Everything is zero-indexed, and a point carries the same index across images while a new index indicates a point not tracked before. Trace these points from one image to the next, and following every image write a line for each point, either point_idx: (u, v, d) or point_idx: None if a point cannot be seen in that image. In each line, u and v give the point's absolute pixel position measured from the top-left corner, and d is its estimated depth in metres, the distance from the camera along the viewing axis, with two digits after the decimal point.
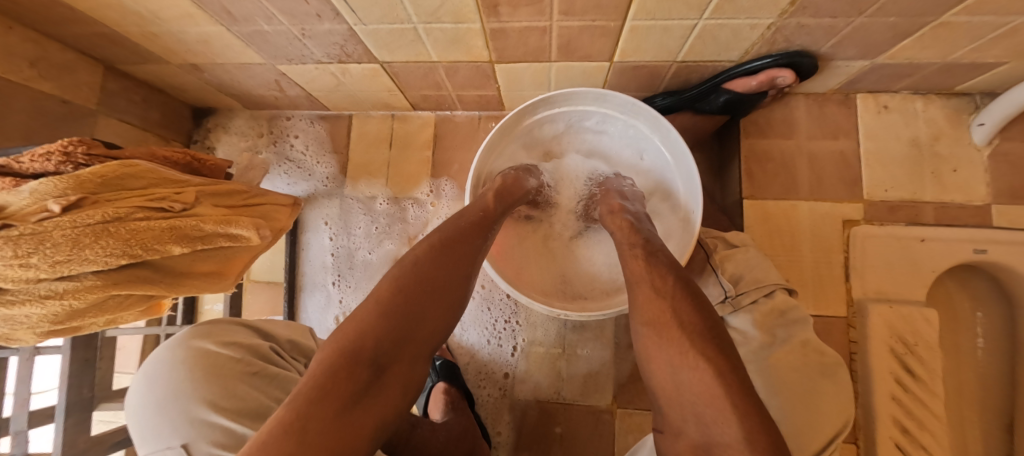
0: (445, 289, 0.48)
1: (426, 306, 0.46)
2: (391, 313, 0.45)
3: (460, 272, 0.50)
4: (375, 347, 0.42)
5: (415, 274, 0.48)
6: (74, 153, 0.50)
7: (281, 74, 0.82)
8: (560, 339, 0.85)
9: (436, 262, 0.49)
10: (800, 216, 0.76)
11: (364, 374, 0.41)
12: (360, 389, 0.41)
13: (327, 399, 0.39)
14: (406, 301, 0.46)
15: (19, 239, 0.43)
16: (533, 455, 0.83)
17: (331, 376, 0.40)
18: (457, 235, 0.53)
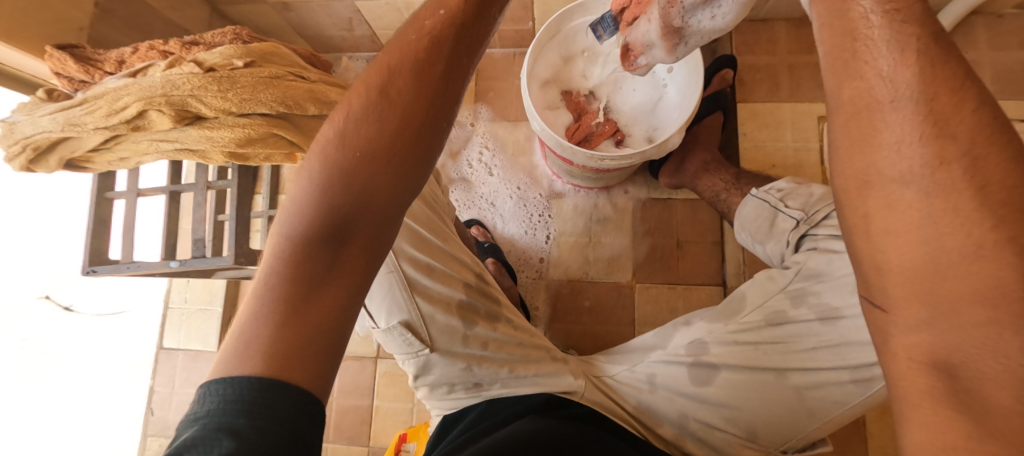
0: (387, 146, 0.40)
1: (370, 171, 0.39)
2: (337, 187, 0.39)
3: (405, 126, 0.40)
4: (322, 227, 0.39)
5: (351, 139, 0.40)
6: (242, 34, 0.68)
7: (356, 12, 1.00)
8: (586, 229, 1.03)
9: (373, 119, 0.40)
10: (784, 115, 0.94)
11: (317, 254, 0.38)
12: (319, 270, 0.38)
13: (288, 284, 0.38)
14: (346, 171, 0.39)
15: (220, 79, 0.60)
16: (566, 323, 1.00)
17: (290, 259, 0.39)
18: (398, 70, 0.41)
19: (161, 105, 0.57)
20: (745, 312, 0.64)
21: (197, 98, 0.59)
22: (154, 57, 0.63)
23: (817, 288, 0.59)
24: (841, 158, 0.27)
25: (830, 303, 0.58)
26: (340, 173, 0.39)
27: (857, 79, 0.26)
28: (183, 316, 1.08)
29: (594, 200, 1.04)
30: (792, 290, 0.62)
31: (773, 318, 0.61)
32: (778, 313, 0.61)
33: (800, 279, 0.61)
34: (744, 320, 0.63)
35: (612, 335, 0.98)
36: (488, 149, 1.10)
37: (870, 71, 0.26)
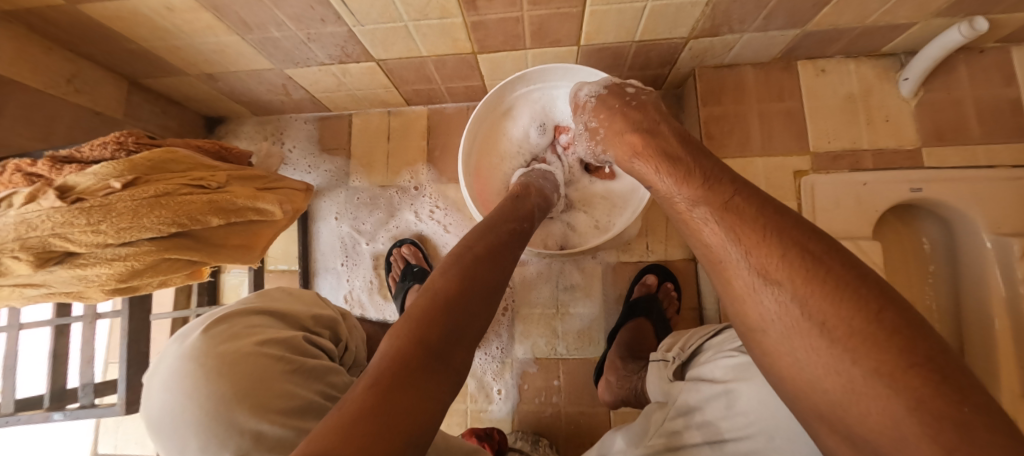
0: (490, 273, 0.50)
1: (482, 292, 0.48)
2: (450, 307, 0.44)
3: (501, 263, 0.53)
4: (441, 329, 0.42)
5: (465, 268, 0.49)
6: (126, 142, 0.59)
7: (288, 78, 0.92)
8: (554, 299, 0.95)
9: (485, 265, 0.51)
10: (756, 170, 0.87)
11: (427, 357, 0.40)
12: (431, 368, 0.39)
13: (395, 382, 0.37)
14: (463, 289, 0.47)
15: (90, 209, 0.51)
16: (535, 406, 0.91)
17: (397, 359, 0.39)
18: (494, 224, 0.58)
19: (14, 251, 0.49)
20: (649, 432, 0.52)
21: (62, 236, 0.50)
22: (17, 183, 0.54)
23: (703, 404, 0.48)
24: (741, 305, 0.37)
25: (715, 420, 0.46)
26: (460, 288, 0.46)
27: (705, 248, 0.40)
28: (119, 417, 0.99)
29: (559, 267, 0.95)
30: (683, 404, 0.50)
31: (673, 441, 0.49)
32: (674, 435, 0.49)
33: (688, 392, 0.50)
34: (649, 444, 0.51)
35: (584, 418, 0.90)
36: (439, 207, 1.05)
37: (714, 250, 0.39)
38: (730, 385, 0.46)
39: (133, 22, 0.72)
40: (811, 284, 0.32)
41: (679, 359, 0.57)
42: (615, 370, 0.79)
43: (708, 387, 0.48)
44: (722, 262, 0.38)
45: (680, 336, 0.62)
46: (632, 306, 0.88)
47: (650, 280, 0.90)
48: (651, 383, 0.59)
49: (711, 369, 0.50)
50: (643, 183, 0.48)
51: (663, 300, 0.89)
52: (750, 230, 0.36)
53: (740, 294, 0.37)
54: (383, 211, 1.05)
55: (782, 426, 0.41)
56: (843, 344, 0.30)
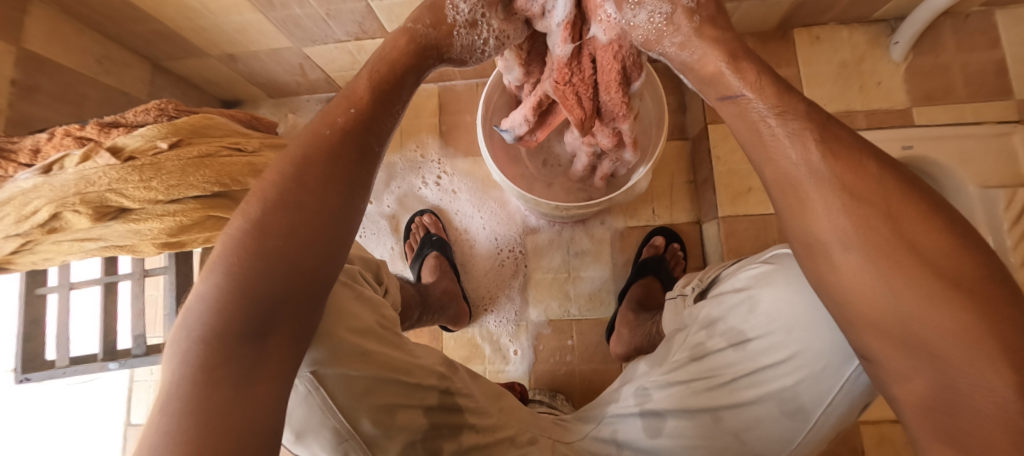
0: (313, 205, 0.35)
1: (296, 232, 0.35)
2: (250, 272, 0.34)
3: (318, 195, 0.35)
4: (241, 299, 0.33)
5: (255, 219, 0.35)
6: (167, 109, 0.63)
7: (305, 57, 0.96)
8: (565, 264, 0.99)
9: (290, 194, 0.35)
10: None
11: (239, 346, 0.33)
12: (236, 367, 0.33)
13: (207, 387, 0.32)
14: (258, 239, 0.34)
15: (142, 167, 0.55)
16: (551, 365, 0.96)
17: (198, 366, 0.32)
18: (307, 145, 0.37)
19: (76, 205, 0.53)
20: (672, 351, 0.58)
21: (117, 192, 0.54)
22: (70, 145, 0.58)
23: (724, 315, 0.52)
24: (790, 222, 0.34)
25: (736, 326, 0.51)
26: (251, 241, 0.34)
27: (777, 163, 0.34)
28: (149, 389, 1.03)
29: (570, 234, 1.00)
30: (704, 317, 0.55)
31: (697, 352, 0.54)
32: (697, 347, 0.54)
33: (707, 308, 0.55)
34: (672, 360, 0.57)
35: (598, 375, 0.94)
36: (446, 173, 1.07)
37: (783, 159, 0.33)
38: (750, 291, 0.50)
39: (163, 2, 0.76)
40: (900, 206, 0.31)
41: (697, 289, 0.61)
42: (628, 323, 0.84)
43: (728, 296, 0.52)
44: (811, 194, 0.32)
45: (700, 274, 0.66)
46: (641, 266, 0.92)
47: (658, 242, 0.94)
48: (669, 317, 0.65)
49: (728, 283, 0.54)
50: (722, 92, 0.37)
51: (670, 260, 0.93)
52: (844, 150, 0.32)
53: (813, 214, 0.32)
54: (398, 182, 1.08)
55: (799, 319, 0.45)
56: (908, 243, 0.30)
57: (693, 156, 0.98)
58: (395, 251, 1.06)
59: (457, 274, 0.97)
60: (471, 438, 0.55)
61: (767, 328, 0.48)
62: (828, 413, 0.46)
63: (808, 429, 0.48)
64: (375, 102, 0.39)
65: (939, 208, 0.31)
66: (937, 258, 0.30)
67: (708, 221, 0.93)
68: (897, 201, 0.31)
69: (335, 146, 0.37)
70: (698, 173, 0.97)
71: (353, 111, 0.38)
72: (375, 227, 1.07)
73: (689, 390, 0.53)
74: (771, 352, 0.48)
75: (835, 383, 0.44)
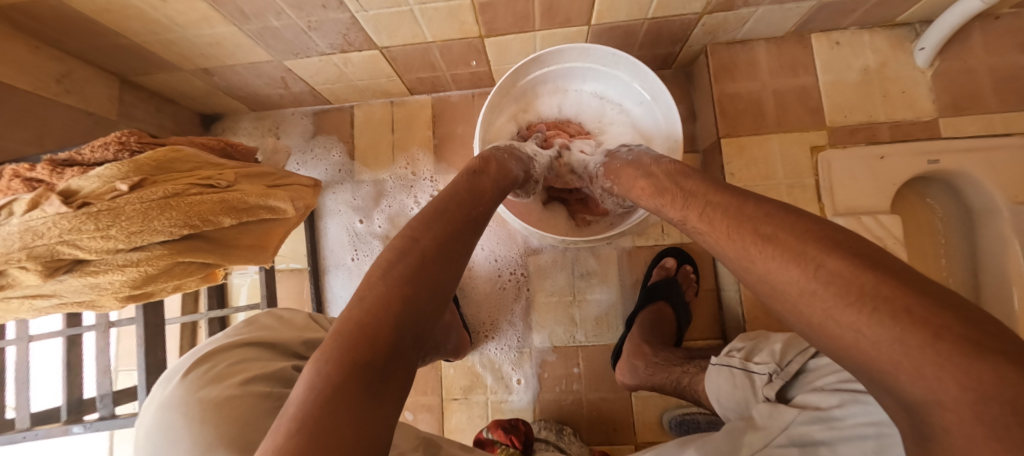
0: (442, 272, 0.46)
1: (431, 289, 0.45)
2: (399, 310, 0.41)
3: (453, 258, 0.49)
4: (387, 329, 0.40)
5: (406, 266, 0.44)
6: (129, 141, 0.56)
7: (287, 70, 0.88)
8: (570, 287, 0.93)
9: (435, 257, 0.47)
10: (773, 147, 0.85)
11: (376, 371, 0.38)
12: (370, 388, 0.37)
13: (343, 406, 0.34)
14: (411, 283, 0.43)
15: (98, 214, 0.49)
16: (557, 395, 0.91)
17: (337, 383, 0.35)
18: (445, 220, 0.50)
19: (22, 261, 0.47)
20: (745, 450, 0.49)
21: (70, 243, 0.48)
22: (18, 189, 0.51)
23: (833, 439, 0.44)
24: (783, 309, 0.38)
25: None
26: (401, 284, 0.42)
27: (751, 268, 0.41)
28: None
29: (574, 254, 0.94)
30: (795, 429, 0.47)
31: None
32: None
33: (805, 420, 0.47)
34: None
35: (607, 405, 0.90)
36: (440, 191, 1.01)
37: (755, 265, 0.40)
38: (882, 425, 0.41)
39: (124, 15, 0.68)
40: (890, 292, 0.31)
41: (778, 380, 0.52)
42: (644, 356, 0.77)
43: (841, 426, 0.44)
44: (768, 272, 0.39)
45: (772, 345, 0.60)
46: (652, 290, 0.86)
47: (669, 264, 0.89)
48: (725, 389, 0.59)
49: (830, 396, 0.47)
50: (690, 229, 0.50)
51: (682, 282, 0.88)
52: (788, 241, 0.38)
53: (797, 299, 0.36)
54: (391, 202, 1.02)
55: None
56: (888, 315, 0.30)
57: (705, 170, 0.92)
58: None
59: (455, 301, 0.91)
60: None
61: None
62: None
63: None
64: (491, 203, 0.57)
65: (908, 288, 0.30)
66: (931, 341, 0.28)
67: None
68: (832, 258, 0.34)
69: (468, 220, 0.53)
70: None
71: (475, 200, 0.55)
72: (368, 250, 1.01)
73: None
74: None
75: None
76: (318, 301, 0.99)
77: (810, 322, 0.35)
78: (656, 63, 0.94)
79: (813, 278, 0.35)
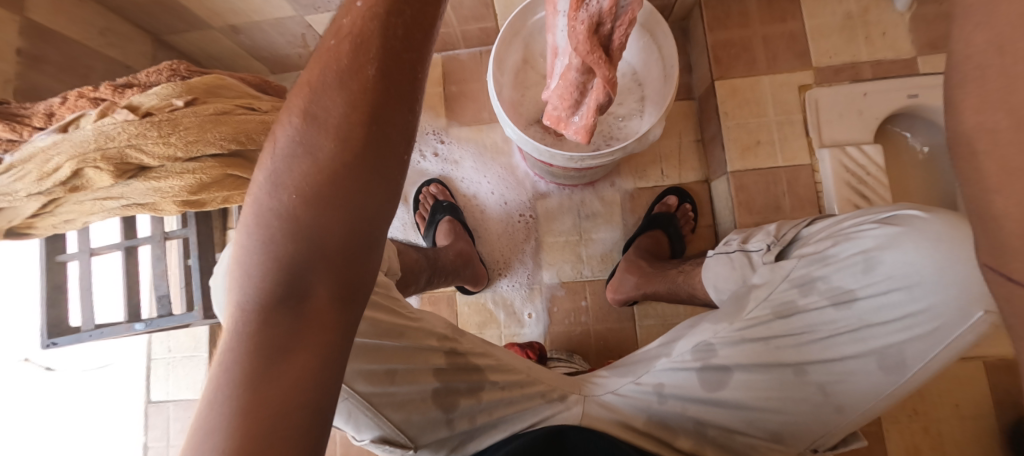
0: (334, 192, 0.31)
1: (319, 224, 0.31)
2: (280, 236, 0.32)
3: (342, 162, 0.32)
4: (271, 289, 0.32)
5: (281, 200, 0.32)
6: (179, 69, 0.62)
7: (308, 27, 0.94)
8: (577, 227, 1.00)
9: (308, 154, 0.32)
10: (763, 88, 0.91)
11: (280, 310, 0.32)
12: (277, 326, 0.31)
13: (250, 354, 0.31)
14: (285, 205, 0.32)
15: (160, 123, 0.55)
16: (565, 326, 0.97)
17: (248, 328, 0.32)
18: (319, 108, 0.32)
19: (96, 162, 0.53)
20: (747, 306, 0.54)
21: (136, 148, 0.54)
22: (84, 106, 0.58)
23: (828, 272, 0.49)
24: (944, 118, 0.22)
25: (842, 284, 0.48)
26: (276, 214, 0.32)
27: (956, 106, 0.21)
28: (167, 366, 1.04)
29: (580, 197, 1.00)
30: (794, 276, 0.52)
31: (784, 310, 0.51)
32: (786, 304, 0.51)
33: (804, 265, 0.51)
34: (749, 316, 0.53)
35: (612, 334, 0.96)
36: (444, 142, 1.07)
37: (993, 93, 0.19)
38: (869, 250, 0.46)
39: None
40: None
41: (774, 246, 0.55)
42: (640, 270, 0.84)
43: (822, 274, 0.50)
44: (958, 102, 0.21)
45: (764, 228, 0.61)
46: (653, 219, 0.93)
47: (671, 201, 0.95)
48: (725, 273, 0.58)
49: (823, 241, 0.51)
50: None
51: (680, 219, 0.94)
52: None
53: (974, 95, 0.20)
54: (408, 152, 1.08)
55: (922, 280, 0.43)
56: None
57: (701, 115, 0.98)
58: (407, 221, 1.06)
59: (470, 238, 0.98)
60: (493, 394, 0.55)
61: (882, 281, 0.46)
62: (928, 369, 0.45)
63: (901, 384, 0.46)
64: (377, 37, 0.32)
65: None
66: None
67: (717, 178, 0.94)
68: None
69: (355, 95, 0.32)
70: (706, 132, 0.98)
71: (357, 66, 0.32)
72: None
73: (772, 347, 0.51)
74: (884, 309, 0.46)
75: (947, 339, 0.43)
76: None
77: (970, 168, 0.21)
78: None
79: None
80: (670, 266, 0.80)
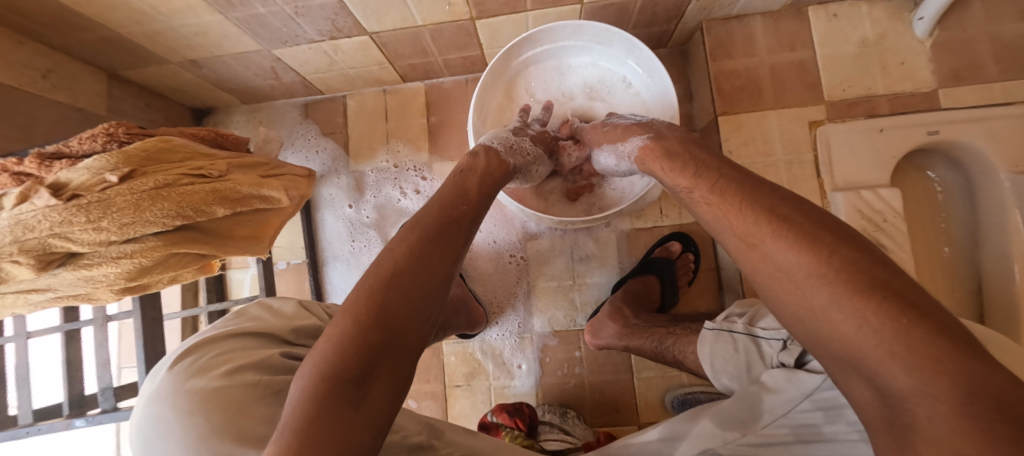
0: (419, 299, 0.43)
1: (401, 320, 0.42)
2: (370, 320, 0.40)
3: (430, 277, 0.45)
4: (353, 359, 0.38)
5: (378, 298, 0.41)
6: (116, 133, 0.55)
7: (276, 60, 0.87)
8: (570, 271, 0.93)
9: (407, 260, 0.45)
10: (771, 123, 0.84)
11: (353, 377, 0.37)
12: (348, 393, 0.36)
13: (320, 414, 0.35)
14: (381, 298, 0.42)
15: (88, 206, 0.48)
16: (558, 377, 0.91)
17: (320, 391, 0.36)
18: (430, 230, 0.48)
19: (14, 255, 0.46)
20: (763, 419, 0.48)
21: (62, 236, 0.47)
22: (7, 184, 0.51)
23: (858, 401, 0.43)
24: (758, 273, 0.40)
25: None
26: (372, 300, 0.42)
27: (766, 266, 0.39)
28: None
29: (574, 238, 0.94)
30: (818, 395, 0.45)
31: (803, 433, 0.45)
32: (807, 427, 0.45)
33: (831, 387, 0.44)
34: (765, 432, 0.47)
35: (608, 386, 0.90)
36: (427, 177, 1.00)
37: (792, 273, 0.36)
38: None
39: (105, 6, 0.67)
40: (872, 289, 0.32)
41: (795, 346, 0.49)
42: (624, 319, 0.77)
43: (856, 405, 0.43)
44: (791, 278, 0.37)
45: None
46: (649, 262, 0.85)
47: (674, 247, 0.88)
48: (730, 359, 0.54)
49: None
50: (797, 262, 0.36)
51: (680, 268, 0.87)
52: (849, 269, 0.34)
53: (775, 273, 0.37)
54: (390, 188, 1.01)
55: None
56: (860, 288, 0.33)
57: (703, 150, 0.91)
58: None
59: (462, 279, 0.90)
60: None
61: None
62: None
63: None
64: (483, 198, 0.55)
65: (904, 295, 0.32)
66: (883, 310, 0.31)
67: None
68: (821, 245, 0.36)
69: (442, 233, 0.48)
70: None
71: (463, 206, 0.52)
72: (365, 238, 1.00)
73: None
74: None
75: None
76: (318, 292, 0.99)
77: (811, 316, 0.35)
78: (650, 42, 0.93)
79: (796, 256, 0.36)
80: (659, 323, 0.75)
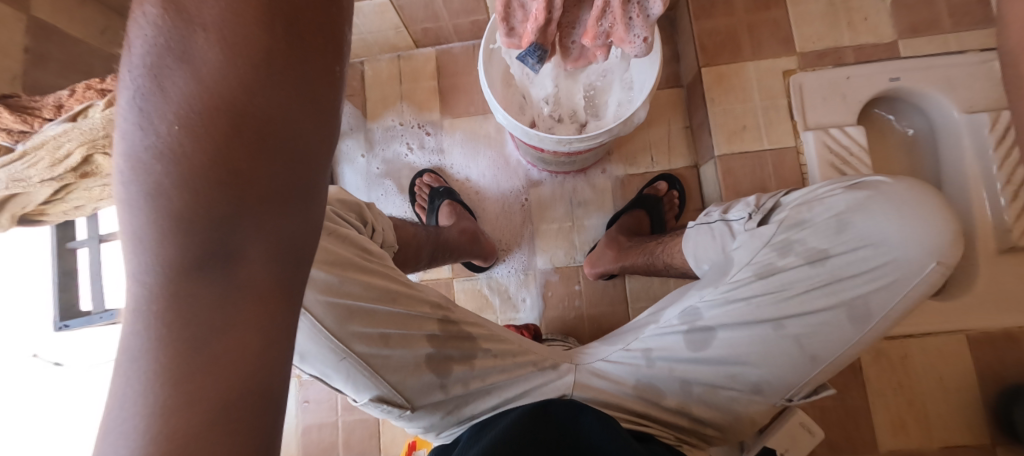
0: (258, 145, 0.24)
1: (245, 183, 0.24)
2: (189, 184, 0.23)
3: (273, 54, 0.25)
4: (188, 249, 0.24)
5: (211, 69, 0.24)
6: None
7: None
8: (570, 213, 1.02)
9: (211, 84, 0.24)
10: (747, 74, 0.93)
11: (207, 284, 0.24)
12: (207, 310, 0.24)
13: (173, 333, 0.23)
14: (196, 150, 0.23)
15: None
16: (560, 309, 0.99)
17: (152, 312, 0.23)
18: (225, 9, 0.24)
19: (106, 147, 0.56)
20: (732, 271, 0.55)
21: None
22: (93, 96, 0.61)
23: (804, 235, 0.53)
24: None
25: (817, 245, 0.52)
26: (180, 148, 0.23)
27: None
28: None
29: (572, 184, 1.03)
30: (777, 238, 0.54)
31: (767, 270, 0.53)
32: (767, 265, 0.53)
33: (784, 230, 0.54)
34: (733, 279, 0.55)
35: (606, 317, 0.98)
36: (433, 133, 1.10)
37: None
38: (842, 214, 0.52)
39: None
40: None
41: (754, 213, 0.57)
42: (618, 244, 0.85)
43: (811, 237, 0.52)
44: None
45: (742, 200, 0.61)
46: (638, 200, 0.95)
47: (660, 186, 0.98)
48: (705, 243, 0.59)
49: (801, 206, 0.54)
50: None
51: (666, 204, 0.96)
52: None
53: None
54: (403, 145, 1.11)
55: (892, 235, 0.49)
56: None
57: (689, 102, 1.01)
58: (405, 213, 1.09)
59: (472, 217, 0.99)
60: (485, 362, 0.57)
61: (849, 238, 0.51)
62: (888, 317, 0.50)
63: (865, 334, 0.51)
64: None
65: None
66: None
67: (705, 163, 0.97)
68: None
69: (277, 43, 0.25)
70: (693, 118, 1.00)
71: None
72: (381, 189, 1.10)
73: (751, 305, 0.53)
74: (852, 264, 0.51)
75: (902, 290, 0.49)
76: None
77: None
78: None
79: None
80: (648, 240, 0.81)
